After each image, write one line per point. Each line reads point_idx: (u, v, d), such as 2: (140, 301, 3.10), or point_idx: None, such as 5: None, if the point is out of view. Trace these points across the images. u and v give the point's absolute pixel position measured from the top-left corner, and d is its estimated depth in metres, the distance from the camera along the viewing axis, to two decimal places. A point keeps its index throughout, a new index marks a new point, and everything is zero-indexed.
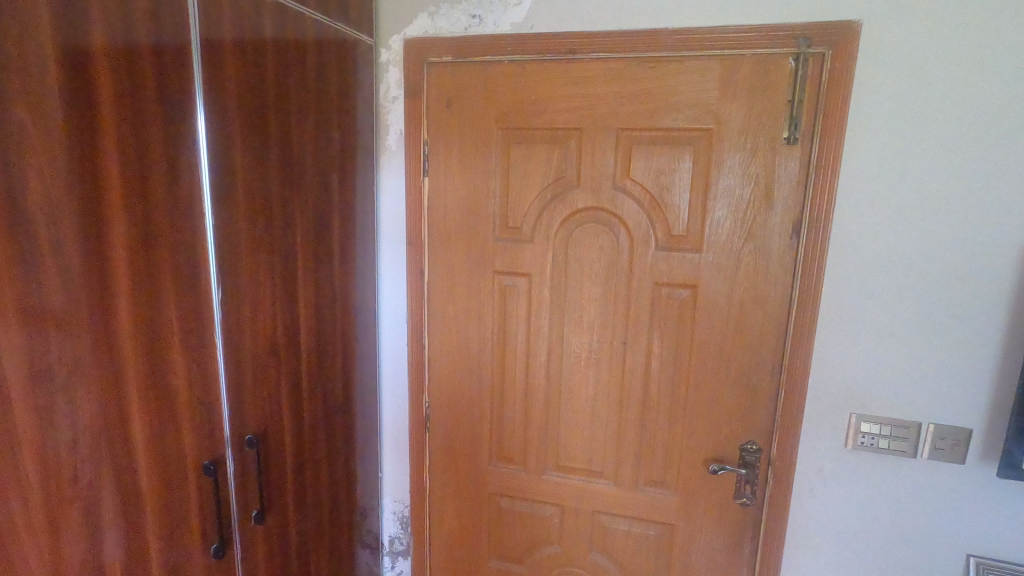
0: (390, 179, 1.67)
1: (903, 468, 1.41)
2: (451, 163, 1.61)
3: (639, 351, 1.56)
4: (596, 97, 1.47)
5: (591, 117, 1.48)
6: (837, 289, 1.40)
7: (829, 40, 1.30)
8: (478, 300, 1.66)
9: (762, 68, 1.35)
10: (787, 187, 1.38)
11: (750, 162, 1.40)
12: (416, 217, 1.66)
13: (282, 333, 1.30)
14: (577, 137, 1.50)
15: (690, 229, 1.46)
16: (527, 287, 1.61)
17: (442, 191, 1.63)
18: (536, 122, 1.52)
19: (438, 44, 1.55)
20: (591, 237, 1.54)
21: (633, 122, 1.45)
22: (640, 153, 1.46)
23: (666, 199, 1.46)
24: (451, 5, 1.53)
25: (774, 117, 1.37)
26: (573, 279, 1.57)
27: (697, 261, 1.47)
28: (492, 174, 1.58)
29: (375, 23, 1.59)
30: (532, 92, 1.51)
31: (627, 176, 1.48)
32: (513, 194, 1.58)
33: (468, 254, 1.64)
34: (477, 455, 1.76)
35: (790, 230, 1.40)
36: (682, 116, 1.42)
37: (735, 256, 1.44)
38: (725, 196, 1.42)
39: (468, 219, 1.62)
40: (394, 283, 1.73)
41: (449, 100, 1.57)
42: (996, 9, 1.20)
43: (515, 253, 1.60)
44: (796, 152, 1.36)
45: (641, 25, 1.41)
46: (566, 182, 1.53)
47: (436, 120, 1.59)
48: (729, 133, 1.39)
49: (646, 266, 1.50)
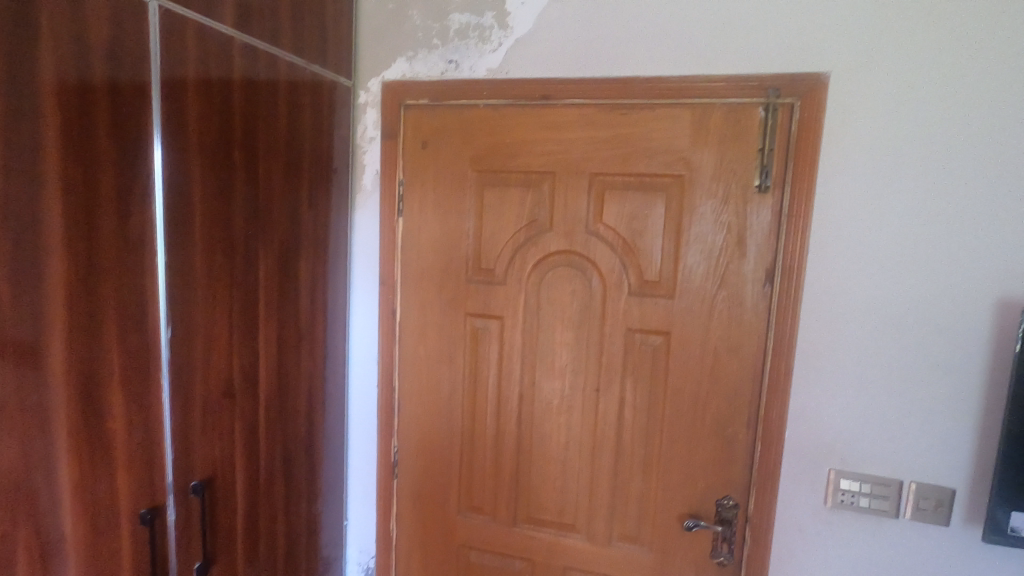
0: (365, 218, 1.66)
1: (886, 529, 1.35)
2: (425, 204, 1.60)
3: (612, 398, 1.51)
4: (570, 141, 1.47)
5: (565, 162, 1.48)
6: (813, 338, 1.36)
7: (798, 91, 1.31)
8: (450, 343, 1.62)
9: (732, 117, 1.36)
10: (759, 234, 1.37)
11: (722, 208, 1.39)
12: (390, 257, 1.64)
13: (239, 373, 1.26)
14: (552, 181, 1.50)
15: (664, 274, 1.44)
16: (499, 331, 1.58)
17: (416, 232, 1.62)
18: (511, 165, 1.52)
19: (415, 87, 1.57)
20: (565, 281, 1.51)
21: (606, 167, 1.45)
22: (612, 197, 1.45)
23: (639, 244, 1.45)
24: (429, 50, 1.55)
25: (745, 165, 1.36)
26: (546, 324, 1.54)
27: (670, 308, 1.44)
28: (466, 216, 1.57)
29: (354, 66, 1.61)
30: (507, 136, 1.52)
31: (600, 221, 1.47)
32: (486, 236, 1.56)
33: (440, 295, 1.62)
34: (445, 504, 1.68)
35: (763, 278, 1.38)
36: (654, 163, 1.42)
37: (708, 303, 1.42)
38: (698, 242, 1.41)
39: (441, 260, 1.60)
40: (366, 323, 1.70)
41: (425, 142, 1.58)
42: (962, 65, 1.22)
43: (488, 296, 1.58)
44: (768, 200, 1.36)
45: (613, 73, 1.43)
46: (539, 225, 1.52)
47: (412, 160, 1.60)
48: (700, 180, 1.39)
49: (619, 312, 1.48)
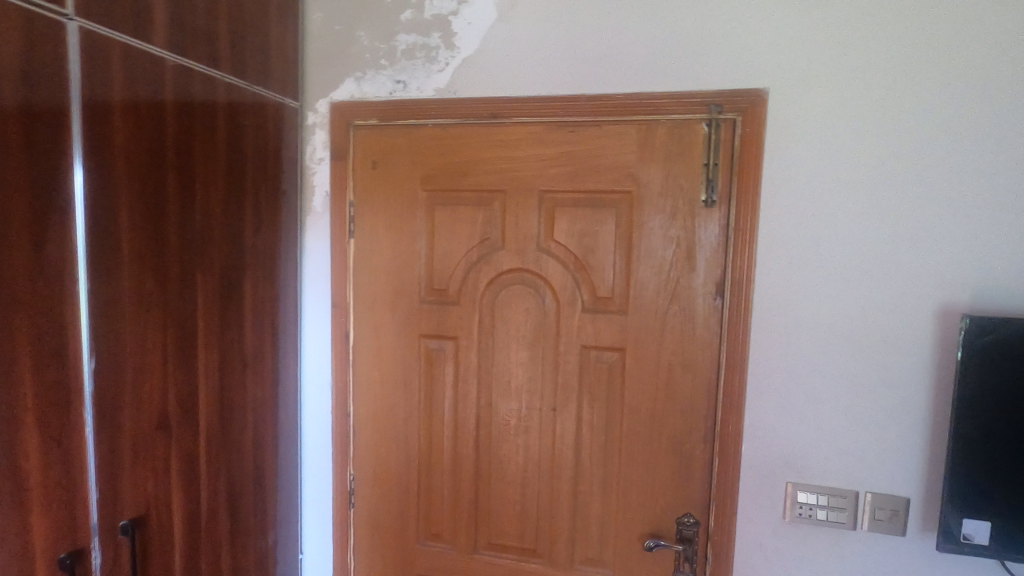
0: (316, 240, 1.63)
1: (844, 542, 1.34)
2: (376, 225, 1.58)
3: (569, 417, 1.49)
4: (519, 159, 1.47)
5: (514, 180, 1.47)
6: (765, 350, 1.36)
7: (738, 107, 1.33)
8: (404, 365, 1.59)
9: (676, 133, 1.37)
10: (707, 248, 1.38)
11: (671, 223, 1.39)
12: (342, 280, 1.61)
13: (176, 403, 1.21)
14: (503, 199, 1.49)
15: (616, 291, 1.44)
16: (454, 352, 1.56)
17: (368, 253, 1.59)
18: (461, 184, 1.51)
19: (363, 107, 1.56)
20: (518, 299, 1.50)
21: (556, 183, 1.45)
22: (563, 214, 1.45)
23: (591, 260, 1.44)
24: (377, 70, 1.55)
25: (691, 180, 1.37)
26: (500, 343, 1.52)
27: (623, 324, 1.43)
28: (418, 235, 1.55)
29: (302, 88, 1.59)
30: (456, 155, 1.51)
31: (552, 238, 1.47)
32: (439, 256, 1.54)
33: (394, 317, 1.58)
34: (404, 533, 1.63)
35: (713, 292, 1.38)
36: (603, 179, 1.42)
37: (661, 318, 1.41)
38: (648, 257, 1.41)
39: (394, 282, 1.58)
40: (318, 347, 1.65)
41: (375, 163, 1.56)
42: (892, 81, 1.25)
43: (442, 316, 1.55)
44: (715, 214, 1.37)
45: (560, 91, 1.44)
46: (492, 244, 1.51)
47: (362, 181, 1.58)
48: (648, 196, 1.40)
49: (573, 329, 1.46)
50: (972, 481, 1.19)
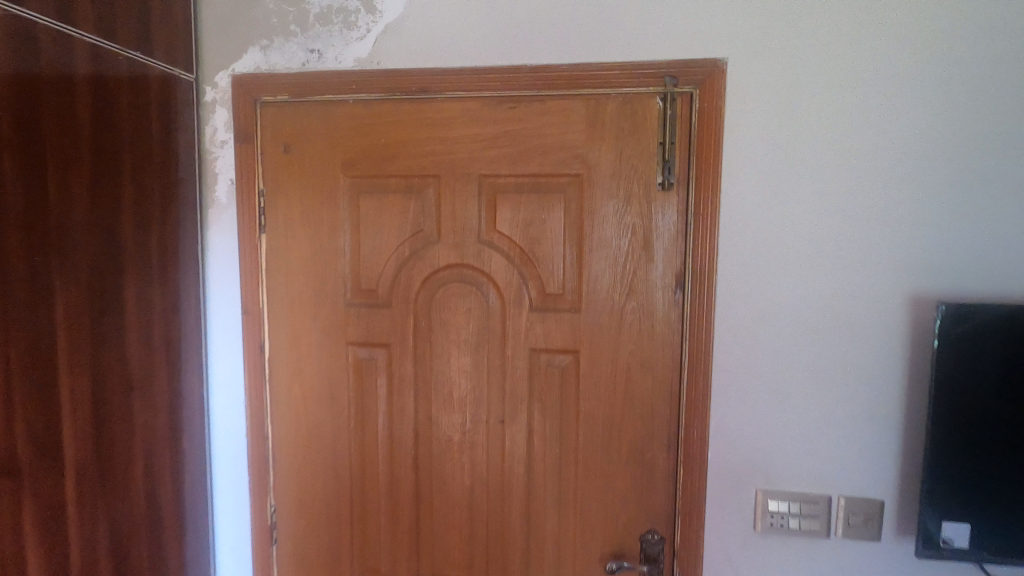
0: (221, 237, 1.39)
1: (818, 551, 1.24)
2: (292, 218, 1.37)
3: (519, 430, 1.33)
4: (455, 140, 1.29)
5: (449, 164, 1.30)
6: (730, 347, 1.24)
7: (695, 79, 1.20)
8: (330, 379, 1.38)
9: (628, 108, 1.23)
10: (665, 237, 1.24)
11: (625, 209, 1.25)
12: (253, 283, 1.39)
13: (27, 443, 0.97)
14: (437, 186, 1.31)
15: (567, 286, 1.28)
16: (386, 361, 1.36)
17: (283, 251, 1.38)
18: (388, 169, 1.32)
19: (271, 81, 1.34)
20: (458, 299, 1.32)
21: (496, 167, 1.28)
22: (505, 202, 1.28)
23: (538, 253, 1.29)
24: (286, 37, 1.33)
25: (646, 161, 1.23)
26: (439, 350, 1.34)
27: (576, 323, 1.28)
28: (340, 229, 1.35)
29: (197, 58, 1.36)
30: (382, 136, 1.32)
31: (494, 230, 1.30)
32: (366, 253, 1.35)
33: (316, 324, 1.38)
34: (336, 569, 1.43)
35: (673, 285, 1.25)
36: (549, 161, 1.26)
37: (617, 315, 1.27)
38: (601, 248, 1.26)
39: (314, 283, 1.37)
40: (228, 361, 1.42)
41: (287, 146, 1.35)
42: (858, 49, 1.15)
43: (372, 321, 1.36)
44: (673, 199, 1.23)
45: (497, 62, 1.26)
46: (426, 237, 1.32)
47: (273, 167, 1.36)
48: (599, 179, 1.25)
49: (520, 331, 1.30)
50: (951, 480, 1.10)
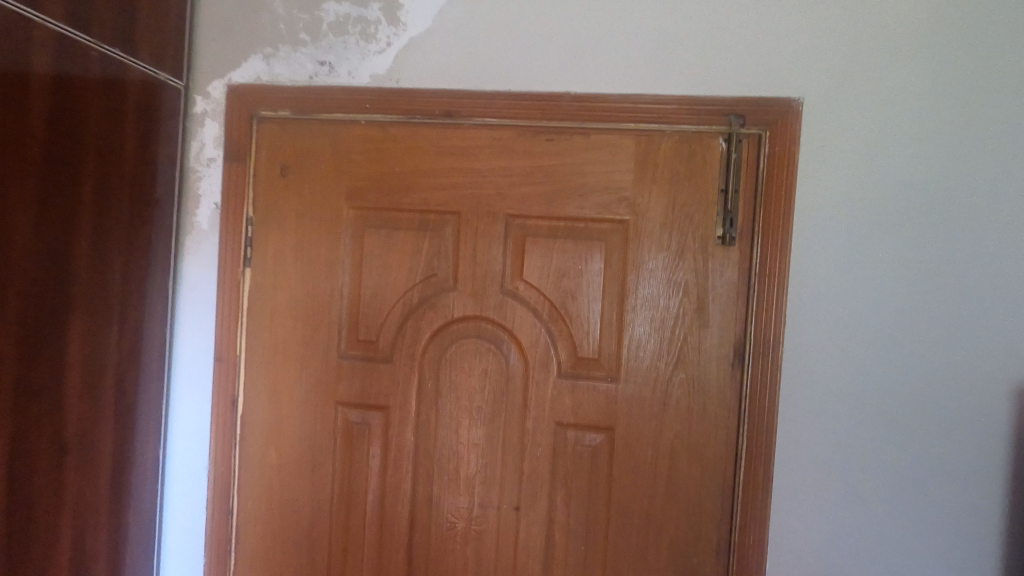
0: (197, 269, 1.19)
1: None
2: (283, 252, 1.17)
3: (537, 520, 1.11)
4: (481, 174, 1.11)
5: (473, 200, 1.11)
6: (796, 435, 1.04)
7: (765, 120, 1.04)
8: (313, 444, 1.16)
9: (685, 149, 1.06)
10: (723, 299, 1.06)
11: (677, 264, 1.06)
12: (231, 325, 1.17)
13: None
14: (456, 224, 1.12)
15: (603, 350, 1.09)
16: (382, 426, 1.15)
17: (269, 290, 1.17)
18: (401, 201, 1.14)
19: (272, 94, 1.16)
20: (472, 357, 1.12)
21: (528, 206, 1.10)
22: (536, 247, 1.10)
23: (571, 309, 1.09)
24: (293, 46, 1.16)
25: (704, 210, 1.06)
26: (446, 417, 1.13)
27: (612, 394, 1.08)
28: (339, 268, 1.15)
29: (190, 63, 1.18)
30: (397, 163, 1.14)
31: (520, 279, 1.11)
32: (367, 297, 1.15)
33: (302, 377, 1.16)
34: None
35: (730, 356, 1.06)
36: (589, 203, 1.08)
37: (662, 387, 1.07)
38: (647, 307, 1.07)
39: (303, 329, 1.16)
40: (192, 416, 1.19)
41: (284, 168, 1.16)
42: (954, 97, 1.00)
43: (368, 378, 1.14)
44: (734, 255, 1.05)
45: (535, 88, 1.10)
46: (440, 283, 1.13)
47: (266, 192, 1.17)
48: (647, 227, 1.07)
49: (545, 401, 1.10)
50: None
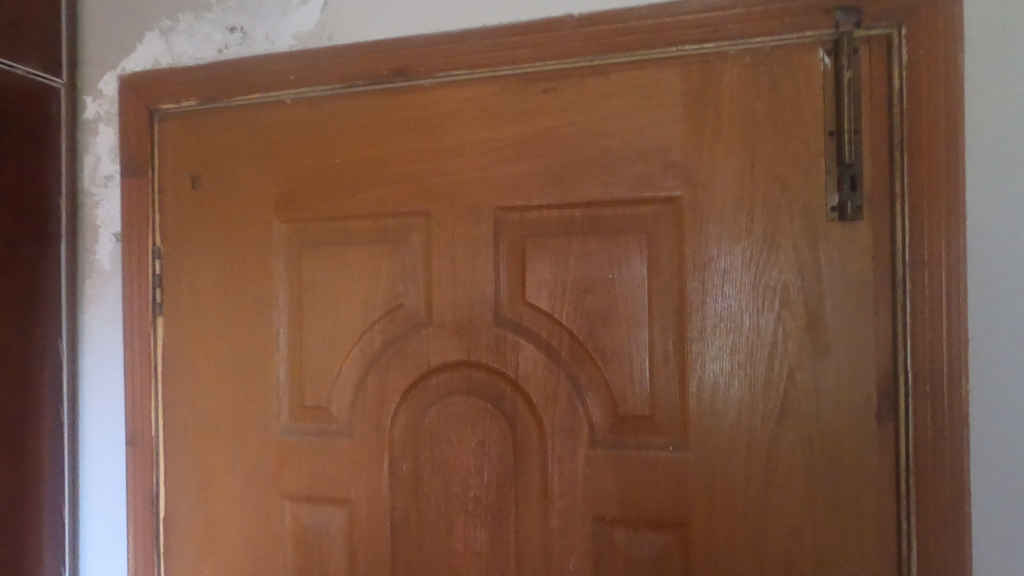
0: (101, 323, 0.90)
1: None
2: (201, 292, 0.85)
3: None
4: (454, 153, 0.76)
5: (446, 192, 0.76)
6: (1008, 531, 0.61)
7: (895, 10, 0.63)
8: (256, 558, 0.83)
9: (762, 76, 0.67)
10: (852, 308, 0.64)
11: (767, 258, 0.67)
12: (144, 394, 0.87)
13: None
14: (426, 231, 0.77)
15: (658, 403, 0.70)
16: (345, 532, 0.79)
17: (187, 343, 0.86)
18: (348, 205, 0.80)
19: (174, 80, 0.86)
20: (464, 424, 0.76)
21: (525, 194, 0.73)
22: (541, 253, 0.73)
23: (602, 344, 0.71)
24: (197, 13, 0.86)
25: (803, 169, 0.66)
26: (432, 516, 0.76)
27: (680, 473, 0.69)
28: (273, 306, 0.82)
29: (75, 55, 0.91)
30: (339, 152, 0.80)
31: (524, 302, 0.74)
32: (311, 345, 0.81)
33: (237, 463, 0.84)
34: None
35: (874, 402, 0.64)
36: (616, 179, 0.71)
37: (760, 459, 0.67)
38: (724, 331, 0.67)
39: (234, 396, 0.84)
40: (106, 520, 0.89)
41: (195, 177, 0.86)
42: None
43: (322, 460, 0.80)
44: (866, 234, 0.64)
45: (521, 18, 0.74)
46: (410, 317, 0.78)
47: (174, 211, 0.87)
48: (713, 205, 0.68)
49: (574, 486, 0.72)
50: None
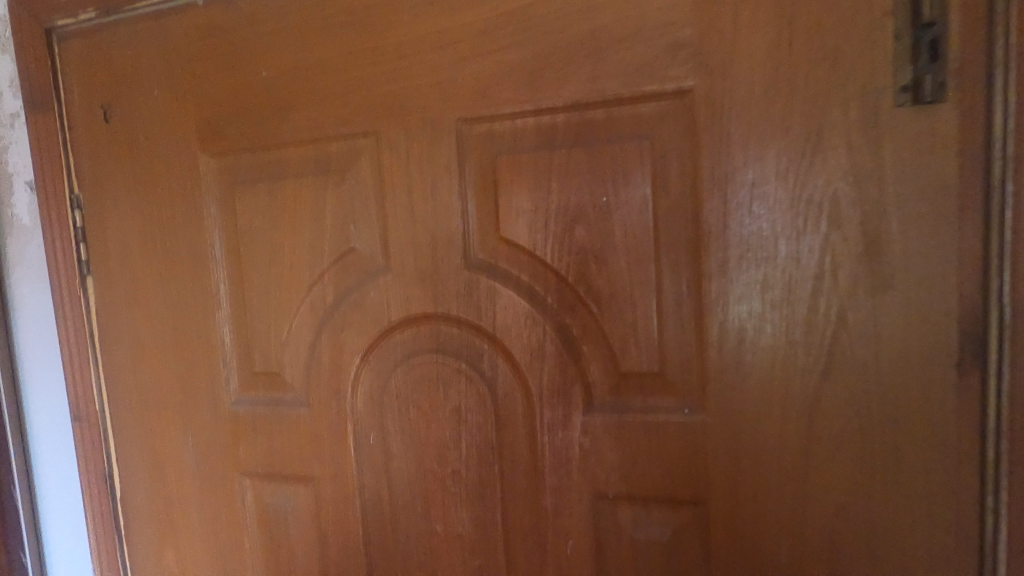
0: (28, 287, 0.78)
1: None
2: (129, 246, 0.73)
3: None
4: (402, 53, 0.60)
5: (396, 105, 0.60)
6: None
7: None
8: (220, 542, 0.74)
9: None
10: (927, 225, 0.48)
11: (810, 164, 0.50)
12: (81, 365, 0.76)
13: None
14: (375, 156, 0.62)
15: (669, 358, 0.56)
16: (312, 512, 0.69)
17: (121, 306, 0.74)
18: (281, 130, 0.65)
19: None
20: (436, 389, 0.63)
21: (493, 100, 0.57)
22: (516, 175, 0.58)
23: (597, 286, 0.57)
24: None
25: (863, 36, 0.48)
26: (406, 494, 0.66)
27: (698, 442, 0.55)
28: (209, 259, 0.69)
29: None
30: (264, 63, 0.65)
31: (498, 239, 0.59)
32: (255, 302, 0.68)
33: (188, 439, 0.73)
34: None
35: (954, 349, 0.48)
36: (609, 70, 0.54)
37: (799, 423, 0.53)
38: (753, 264, 0.52)
39: (177, 364, 0.73)
40: (64, 502, 0.81)
41: (106, 109, 0.72)
42: None
43: (279, 434, 0.69)
44: (951, 122, 0.47)
45: None
46: (364, 264, 0.64)
47: (89, 152, 0.73)
48: (738, 96, 0.51)
49: (568, 459, 0.59)
50: None
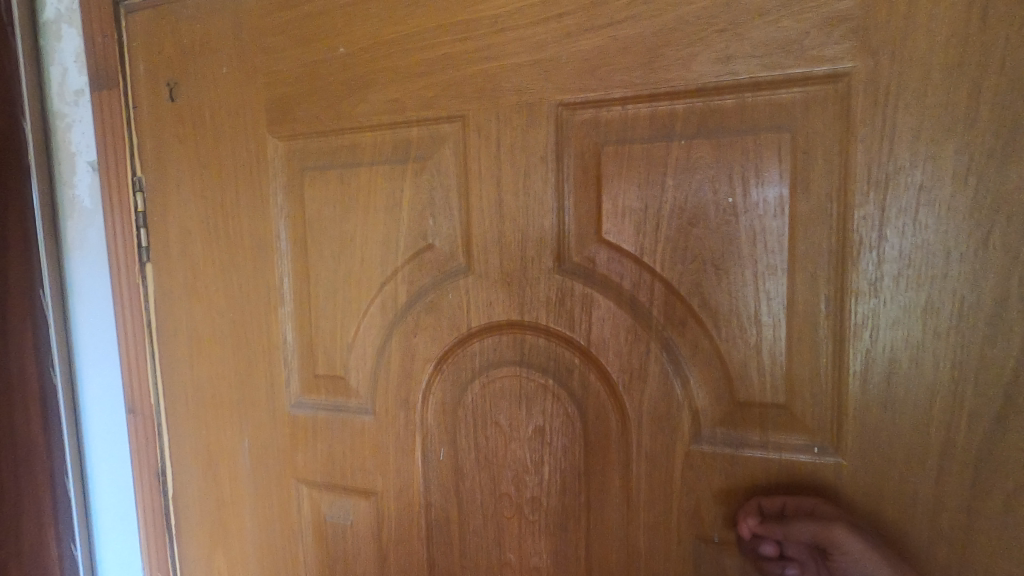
0: (87, 271, 0.75)
1: None
2: (190, 233, 0.69)
3: None
4: (497, 27, 0.53)
5: (488, 85, 0.54)
6: None
7: None
8: (273, 550, 0.69)
9: None
10: None
11: (1000, 165, 0.41)
12: (138, 355, 0.73)
13: None
14: (459, 143, 0.56)
15: (799, 389, 0.48)
16: (372, 529, 0.64)
17: (180, 296, 0.70)
18: (357, 111, 0.59)
19: None
20: (517, 405, 0.57)
21: (602, 82, 0.50)
22: (624, 169, 0.50)
23: (714, 301, 0.49)
24: None
25: None
26: (478, 517, 0.59)
27: (830, 488, 0.47)
28: (273, 250, 0.64)
29: None
30: (342, 39, 0.59)
31: (598, 241, 0.52)
32: (320, 299, 0.63)
33: (244, 441, 0.69)
34: None
35: None
36: (744, 48, 0.46)
37: (962, 475, 0.44)
38: (913, 284, 0.44)
39: (235, 361, 0.68)
40: (117, 494, 0.78)
41: (172, 86, 0.68)
42: None
43: (340, 442, 0.64)
44: None
45: None
46: (442, 263, 0.58)
47: (154, 132, 0.70)
48: (908, 81, 0.43)
49: (668, 496, 0.52)
50: None
